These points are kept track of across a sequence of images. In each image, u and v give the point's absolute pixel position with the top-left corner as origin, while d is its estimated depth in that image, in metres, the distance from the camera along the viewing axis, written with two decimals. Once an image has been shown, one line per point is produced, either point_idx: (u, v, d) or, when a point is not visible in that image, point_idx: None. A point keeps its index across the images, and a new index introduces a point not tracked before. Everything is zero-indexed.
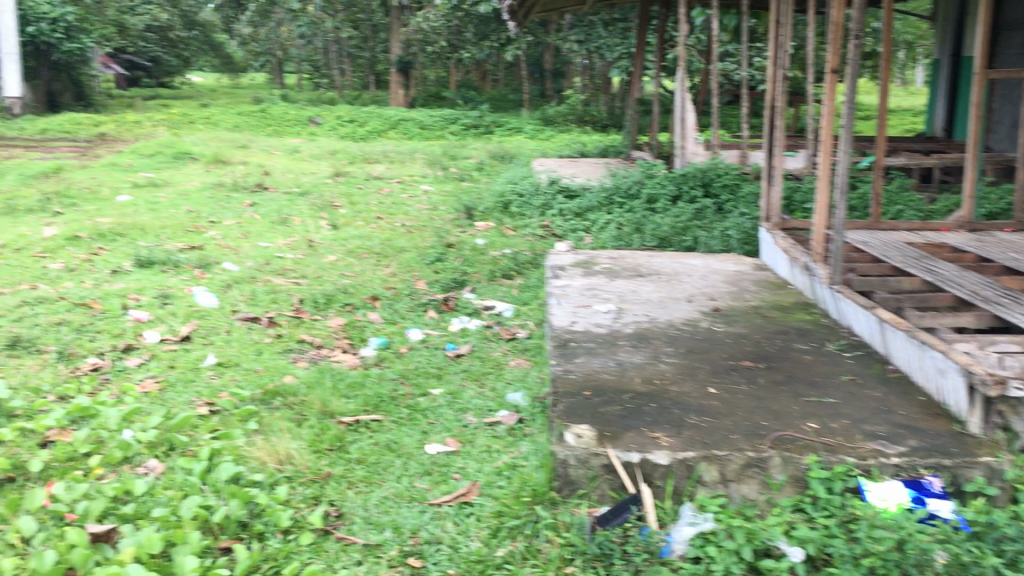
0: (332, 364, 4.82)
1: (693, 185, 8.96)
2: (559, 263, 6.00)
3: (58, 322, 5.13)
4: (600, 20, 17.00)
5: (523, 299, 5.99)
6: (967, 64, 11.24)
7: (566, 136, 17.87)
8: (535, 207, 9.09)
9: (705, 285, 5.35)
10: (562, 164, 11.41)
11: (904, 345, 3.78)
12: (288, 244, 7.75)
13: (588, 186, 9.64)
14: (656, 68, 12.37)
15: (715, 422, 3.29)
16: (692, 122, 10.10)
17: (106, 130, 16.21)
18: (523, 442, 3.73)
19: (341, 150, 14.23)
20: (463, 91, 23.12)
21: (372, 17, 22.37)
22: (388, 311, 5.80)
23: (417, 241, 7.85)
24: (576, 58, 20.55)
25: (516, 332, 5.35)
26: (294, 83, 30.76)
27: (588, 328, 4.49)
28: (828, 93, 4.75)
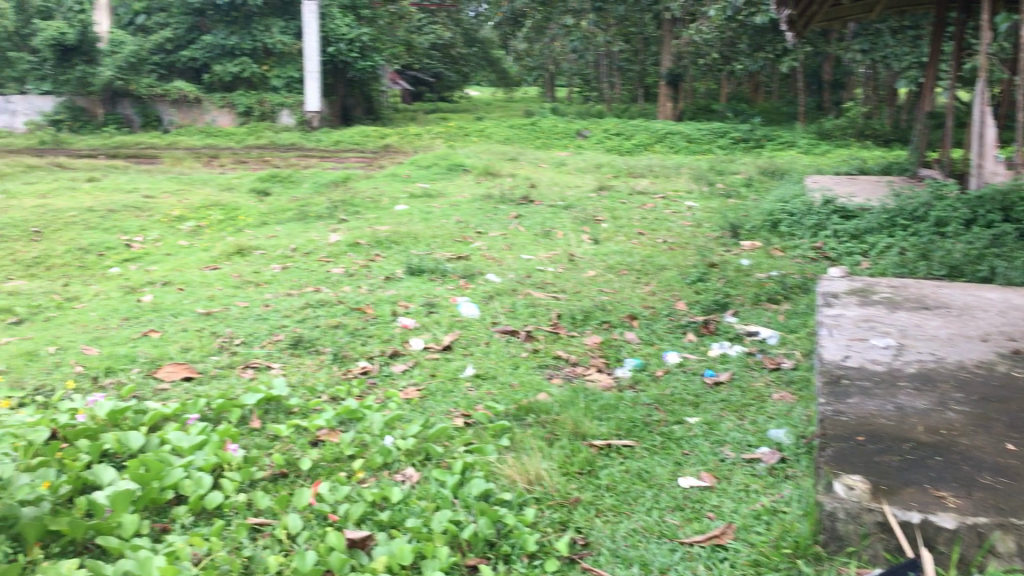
0: (586, 383, 4.77)
1: (990, 210, 8.17)
2: (832, 289, 5.61)
3: (335, 324, 5.47)
4: (887, 28, 15.94)
5: (789, 326, 5.65)
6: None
7: (843, 151, 16.89)
8: (807, 227, 8.60)
9: (1004, 323, 4.77)
10: (838, 182, 10.76)
11: None
12: (550, 257, 7.85)
13: (866, 207, 9.00)
14: (950, 80, 11.39)
15: (1013, 485, 2.88)
16: (991, 138, 9.15)
17: (390, 141, 17.35)
18: (785, 484, 3.48)
19: (606, 163, 14.29)
20: (733, 104, 22.55)
21: (644, 30, 22.37)
22: (646, 331, 5.68)
23: (679, 259, 7.67)
24: (857, 68, 19.42)
25: (781, 362, 5.05)
26: (564, 96, 31.43)
27: (864, 364, 4.13)
28: None
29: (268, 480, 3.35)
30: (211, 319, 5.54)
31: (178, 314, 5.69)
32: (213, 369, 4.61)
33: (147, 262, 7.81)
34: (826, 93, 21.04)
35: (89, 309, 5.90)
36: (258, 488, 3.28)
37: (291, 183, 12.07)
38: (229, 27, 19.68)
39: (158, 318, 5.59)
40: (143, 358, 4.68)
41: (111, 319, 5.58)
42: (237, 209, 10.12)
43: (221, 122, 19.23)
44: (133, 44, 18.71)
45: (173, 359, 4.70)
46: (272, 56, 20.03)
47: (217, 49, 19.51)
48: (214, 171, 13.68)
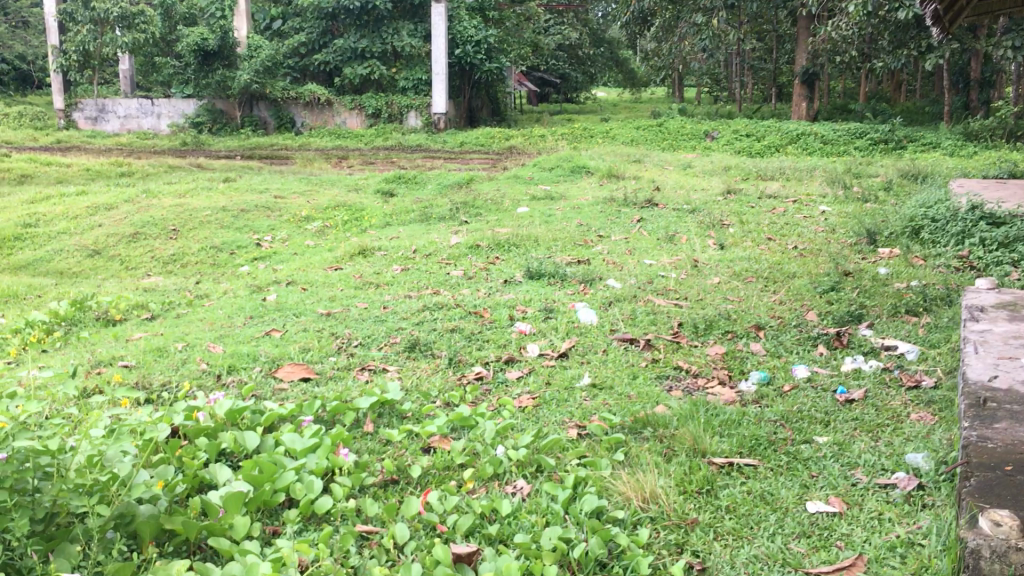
0: (708, 396, 4.58)
1: None
2: (978, 302, 5.22)
3: (452, 328, 5.45)
4: None
5: (930, 341, 5.30)
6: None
7: (991, 153, 15.92)
8: (950, 234, 8.09)
9: None
10: (986, 186, 10.12)
11: None
12: (672, 262, 7.65)
13: (1017, 213, 8.40)
14: None
15: None
16: None
17: (514, 143, 17.39)
18: (922, 515, 3.22)
19: (735, 165, 13.90)
20: (871, 104, 21.62)
21: (777, 28, 21.71)
22: (773, 342, 5.43)
23: (810, 266, 7.34)
24: (1008, 65, 18.31)
25: (920, 380, 4.73)
26: (693, 97, 30.88)
27: (1014, 386, 3.80)
28: None
29: (378, 487, 3.36)
30: (332, 320, 5.61)
31: (300, 313, 5.79)
32: (331, 370, 4.65)
33: (275, 261, 8.02)
34: (973, 92, 19.90)
35: (218, 307, 6.07)
36: (367, 494, 3.30)
37: (416, 184, 12.21)
38: (361, 30, 20.15)
39: (282, 317, 5.71)
40: (265, 357, 4.77)
41: (237, 318, 5.73)
42: (363, 210, 10.30)
43: (350, 124, 19.71)
44: (269, 48, 19.36)
45: (293, 359, 4.77)
46: (401, 59, 20.38)
47: (349, 52, 20.01)
48: (343, 172, 14.00)
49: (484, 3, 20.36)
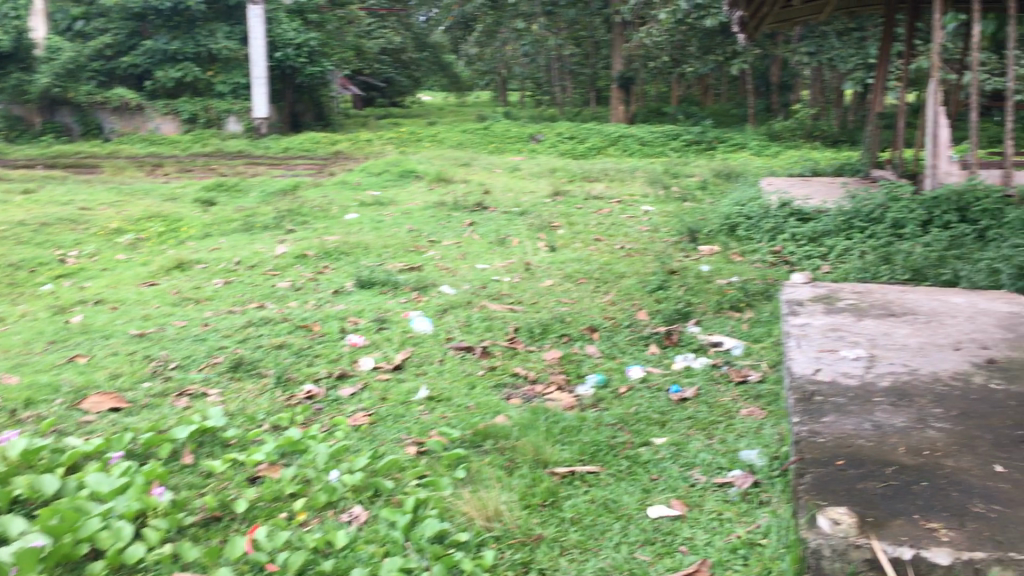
0: (546, 403, 4.52)
1: (946, 210, 8.11)
2: (796, 296, 5.42)
3: (278, 344, 5.16)
4: (834, 30, 15.99)
5: (754, 336, 5.46)
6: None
7: (795, 152, 16.91)
8: (766, 231, 8.45)
9: (974, 330, 4.61)
10: (794, 183, 10.66)
11: None
12: (505, 266, 7.60)
13: (824, 209, 8.88)
14: (902, 80, 11.39)
15: (1007, 514, 2.68)
16: (945, 138, 8.96)
17: (340, 148, 17.00)
18: (760, 512, 3.26)
19: (561, 167, 14.09)
20: (684, 107, 22.55)
21: (595, 34, 22.28)
22: (606, 344, 5.45)
23: (638, 266, 7.46)
24: (806, 70, 19.53)
25: (747, 374, 4.85)
26: (516, 101, 31.28)
27: (835, 378, 3.94)
28: None
29: (199, 526, 3.10)
30: (146, 341, 5.20)
31: (110, 335, 5.34)
32: (145, 397, 4.28)
33: (82, 278, 7.41)
34: (775, 95, 21.07)
35: (15, 332, 5.51)
36: (187, 536, 3.04)
37: (237, 191, 11.67)
38: (172, 31, 19.14)
39: (88, 341, 5.24)
40: (68, 387, 4.34)
41: (37, 343, 5.21)
42: (179, 220, 9.73)
43: (164, 130, 18.69)
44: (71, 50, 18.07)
45: (102, 387, 4.37)
46: (217, 62, 19.52)
47: (158, 54, 18.96)
48: (156, 181, 13.22)
49: (303, 4, 19.72)
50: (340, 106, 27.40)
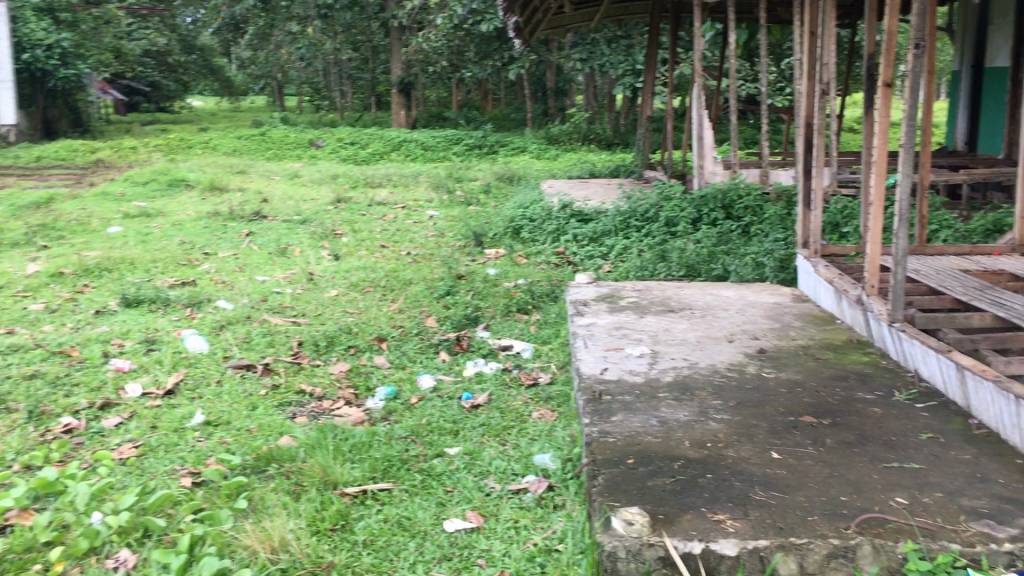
0: (334, 420, 4.33)
1: (713, 207, 8.58)
2: (580, 296, 5.52)
3: (30, 374, 4.65)
4: (604, 37, 16.67)
5: (542, 337, 5.50)
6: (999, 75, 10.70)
7: (572, 155, 17.46)
8: (548, 232, 8.60)
9: (745, 322, 4.85)
10: (572, 185, 10.96)
11: (985, 391, 3.26)
12: (286, 277, 7.29)
13: (602, 210, 9.17)
14: (667, 84, 11.99)
15: (785, 500, 2.78)
16: (710, 140, 9.46)
17: (102, 156, 15.84)
18: (556, 517, 3.25)
19: (342, 173, 13.79)
20: (464, 112, 22.77)
21: (372, 38, 22.08)
22: (396, 354, 5.31)
23: (425, 272, 7.37)
24: (578, 75, 20.24)
25: (537, 377, 4.87)
26: (293, 106, 30.47)
27: (622, 376, 4.00)
28: (884, 109, 4.28)
29: None
30: None
31: None
32: None
33: None
34: (551, 99, 21.68)
35: None
36: None
37: None
38: None
39: None
40: None
41: None
42: None
43: None
44: None
45: None
46: None
47: None
48: None
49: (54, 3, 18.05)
50: (100, 111, 25.59)
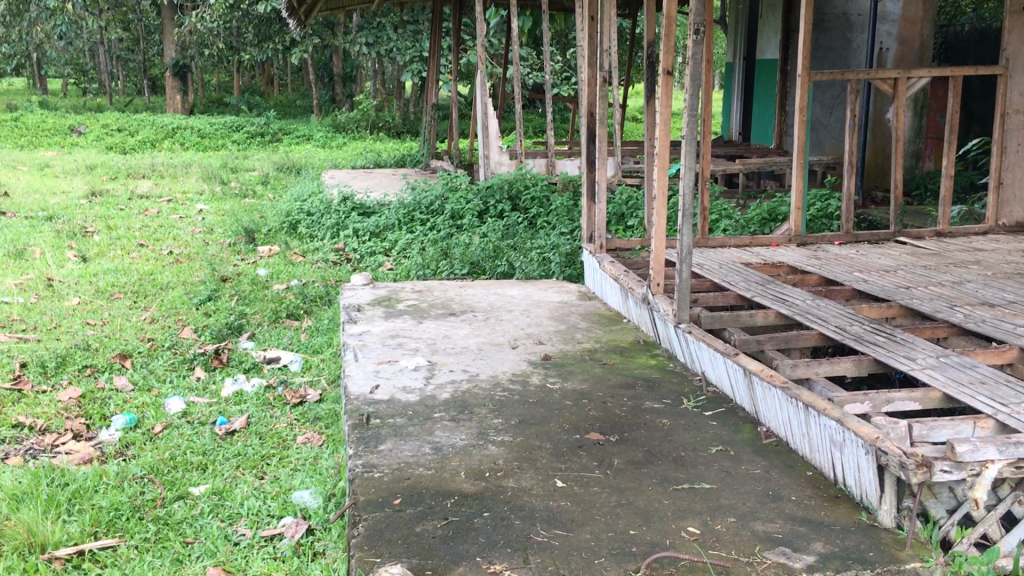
0: (54, 460, 3.64)
1: (499, 198, 8.33)
2: (354, 300, 5.04)
3: None
4: (389, 22, 16.17)
5: (314, 346, 4.98)
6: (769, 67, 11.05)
7: (359, 144, 16.85)
8: (326, 227, 8.03)
9: (530, 324, 4.56)
10: (355, 175, 10.42)
11: (772, 396, 3.09)
12: (18, 283, 6.35)
13: (385, 202, 8.71)
14: (453, 71, 11.67)
15: (569, 539, 2.44)
16: (495, 130, 9.18)
17: None
18: (313, 569, 2.78)
19: (102, 163, 12.53)
20: (245, 98, 21.57)
21: (140, 17, 20.47)
22: (140, 373, 4.63)
23: (185, 274, 6.62)
24: (366, 61, 19.64)
25: (305, 394, 4.36)
26: (53, 88, 27.89)
27: (394, 395, 3.57)
28: (664, 99, 4.07)
29: None
30: None
31: None
32: None
33: None
34: (337, 86, 20.92)
35: None
36: None
37: None
38: None
39: None
40: None
41: None
42: None
43: None
44: None
45: None
46: None
47: None
48: None
49: None
50: None
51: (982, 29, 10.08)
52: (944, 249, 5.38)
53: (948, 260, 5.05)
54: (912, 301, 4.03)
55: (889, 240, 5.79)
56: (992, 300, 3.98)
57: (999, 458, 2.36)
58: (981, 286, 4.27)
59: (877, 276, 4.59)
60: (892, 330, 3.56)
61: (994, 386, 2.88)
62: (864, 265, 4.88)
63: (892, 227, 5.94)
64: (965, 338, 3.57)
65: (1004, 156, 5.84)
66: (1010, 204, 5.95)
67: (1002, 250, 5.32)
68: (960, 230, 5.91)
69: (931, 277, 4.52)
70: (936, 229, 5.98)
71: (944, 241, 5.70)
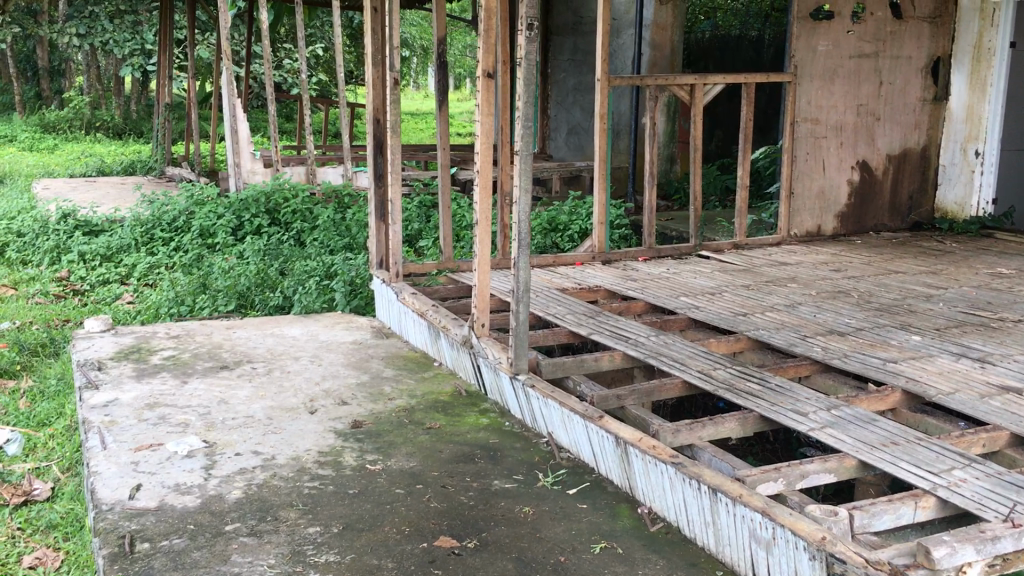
0: None
1: (255, 212, 7.35)
2: (92, 355, 3.98)
3: None
4: (103, 10, 14.40)
5: (38, 418, 3.86)
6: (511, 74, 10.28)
7: (74, 146, 14.87)
8: (44, 251, 6.65)
9: (326, 379, 3.75)
10: (75, 186, 8.92)
11: (658, 475, 2.52)
12: None
13: (116, 218, 7.44)
14: (186, 66, 10.41)
15: None
16: (246, 133, 8.16)
17: None
18: None
19: None
20: None
21: None
22: None
23: None
24: (75, 53, 17.48)
25: (29, 490, 3.28)
26: None
27: (164, 500, 2.67)
28: (484, 106, 3.41)
29: None
30: None
31: None
32: None
33: None
34: (44, 80, 18.54)
35: None
36: None
37: None
38: None
39: None
40: None
41: None
42: None
43: None
44: None
45: None
46: None
47: None
48: None
49: None
50: None
51: (721, 37, 10.65)
52: (751, 263, 5.15)
53: (762, 276, 4.77)
54: (759, 332, 3.62)
55: (691, 255, 5.49)
56: (839, 327, 3.65)
57: (977, 559, 1.91)
58: (816, 309, 3.96)
59: (705, 300, 4.20)
60: (759, 372, 3.11)
61: (908, 447, 2.46)
62: (685, 287, 4.50)
63: (691, 240, 5.64)
64: (833, 374, 3.18)
65: (794, 165, 5.66)
66: (799, 213, 5.77)
67: (808, 262, 5.13)
68: (755, 240, 5.70)
69: (757, 298, 4.20)
70: (731, 241, 5.74)
71: (744, 253, 5.51)
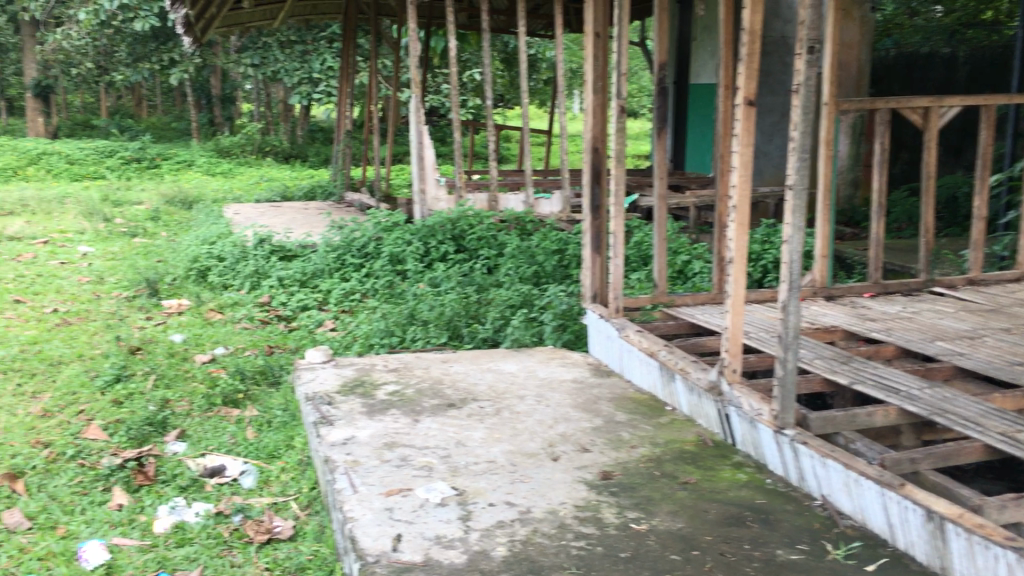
0: None
1: (442, 239, 7.31)
2: (318, 388, 3.94)
3: None
4: (276, 40, 14.90)
5: (268, 450, 3.85)
6: (689, 97, 9.96)
7: (249, 171, 15.47)
8: (244, 276, 6.81)
9: (561, 422, 3.58)
10: (263, 212, 9.16)
11: (988, 560, 2.21)
12: None
13: (309, 244, 7.56)
14: (366, 93, 10.61)
15: None
16: (431, 160, 8.18)
17: None
18: None
19: None
20: (116, 121, 19.73)
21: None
22: (37, 501, 3.38)
23: (81, 343, 5.28)
24: (247, 81, 18.23)
25: (272, 527, 3.22)
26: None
27: (428, 555, 2.53)
28: (744, 136, 3.16)
29: None
30: None
31: None
32: None
33: None
34: (218, 108, 19.43)
35: None
36: None
37: None
38: None
39: None
40: None
41: None
42: None
43: None
44: None
45: None
46: None
47: None
48: None
49: None
50: None
51: (908, 54, 9.84)
52: (998, 301, 4.70)
53: (1018, 318, 4.32)
54: None
55: (922, 291, 5.07)
56: None
57: None
58: None
59: (965, 345, 3.81)
60: None
61: None
62: (936, 330, 4.11)
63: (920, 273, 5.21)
64: None
65: None
66: None
67: None
68: (991, 275, 5.23)
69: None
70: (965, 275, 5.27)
71: (982, 289, 5.05)
